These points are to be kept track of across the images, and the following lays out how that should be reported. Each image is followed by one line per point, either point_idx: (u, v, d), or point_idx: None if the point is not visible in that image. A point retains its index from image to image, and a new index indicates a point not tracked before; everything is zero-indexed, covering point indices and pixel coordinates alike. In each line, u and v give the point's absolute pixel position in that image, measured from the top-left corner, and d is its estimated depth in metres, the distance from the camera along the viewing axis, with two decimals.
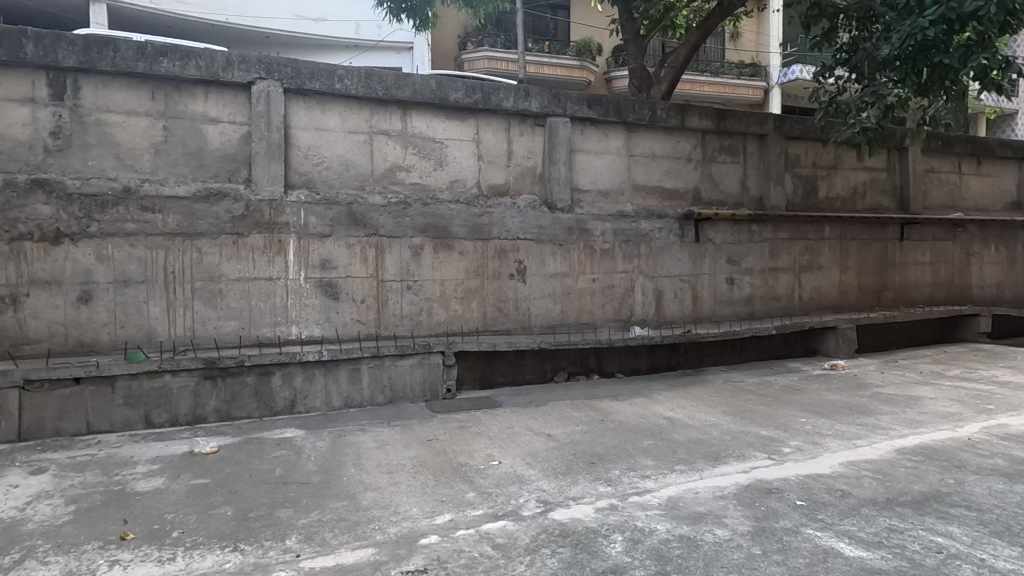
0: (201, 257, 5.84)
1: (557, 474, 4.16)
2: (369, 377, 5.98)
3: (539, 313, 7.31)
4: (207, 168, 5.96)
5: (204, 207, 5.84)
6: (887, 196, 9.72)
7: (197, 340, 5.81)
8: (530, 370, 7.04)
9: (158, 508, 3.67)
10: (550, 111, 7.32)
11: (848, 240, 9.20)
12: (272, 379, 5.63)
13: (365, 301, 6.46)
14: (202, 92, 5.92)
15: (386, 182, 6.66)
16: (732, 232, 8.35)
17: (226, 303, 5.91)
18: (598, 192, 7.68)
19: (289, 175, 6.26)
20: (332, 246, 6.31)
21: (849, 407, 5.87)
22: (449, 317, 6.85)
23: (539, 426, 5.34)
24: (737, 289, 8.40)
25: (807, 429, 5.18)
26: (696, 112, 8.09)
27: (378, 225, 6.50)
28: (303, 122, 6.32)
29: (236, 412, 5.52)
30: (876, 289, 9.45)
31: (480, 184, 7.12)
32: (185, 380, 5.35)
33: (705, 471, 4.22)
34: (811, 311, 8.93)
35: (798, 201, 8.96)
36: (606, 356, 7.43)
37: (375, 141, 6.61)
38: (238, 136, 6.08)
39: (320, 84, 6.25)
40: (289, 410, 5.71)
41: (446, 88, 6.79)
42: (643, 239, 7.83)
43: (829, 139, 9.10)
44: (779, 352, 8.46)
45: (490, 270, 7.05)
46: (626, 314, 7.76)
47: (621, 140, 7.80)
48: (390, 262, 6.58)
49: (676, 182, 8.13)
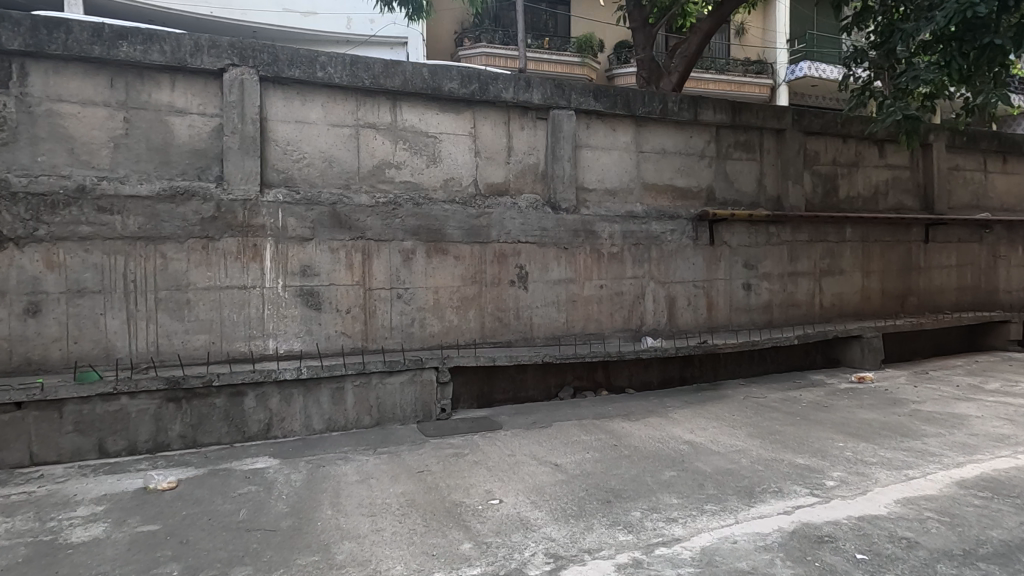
0: (166, 264, 5.23)
1: (567, 517, 3.55)
2: (355, 397, 5.37)
3: (542, 323, 6.70)
4: (174, 165, 5.38)
5: (169, 208, 5.24)
6: (910, 195, 9.13)
7: (162, 357, 5.20)
8: (532, 386, 6.43)
9: (89, 566, 3.05)
10: (553, 103, 6.73)
11: (871, 242, 8.63)
12: (245, 401, 5.03)
13: (351, 311, 5.85)
14: (167, 80, 5.34)
15: (374, 181, 6.08)
16: (749, 234, 7.76)
17: (194, 315, 5.30)
18: (605, 191, 7.10)
19: (265, 173, 5.67)
20: (313, 250, 5.71)
21: (888, 428, 5.26)
22: (444, 329, 6.25)
23: (544, 452, 4.73)
24: (755, 295, 7.81)
25: (847, 456, 4.58)
26: (710, 104, 7.50)
27: (364, 227, 5.90)
28: (282, 115, 5.73)
29: (203, 439, 4.91)
30: (901, 295, 8.86)
31: (478, 182, 6.53)
32: (145, 402, 4.74)
33: (740, 513, 3.60)
34: (832, 318, 8.34)
35: (818, 201, 8.38)
36: (615, 369, 6.82)
37: (362, 135, 6.03)
38: (209, 129, 5.50)
39: (300, 72, 5.67)
40: (265, 435, 5.11)
41: (439, 77, 6.20)
42: (655, 241, 7.23)
43: (850, 135, 8.53)
44: (799, 362, 7.87)
45: (489, 276, 6.44)
46: (636, 324, 7.16)
47: (629, 135, 7.22)
48: (378, 268, 5.97)
49: (688, 180, 7.55)
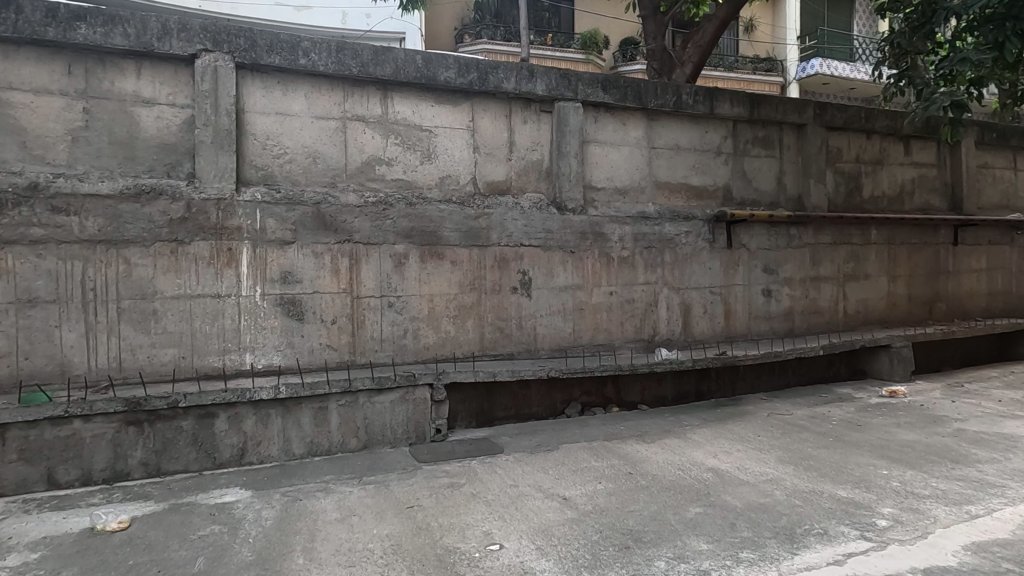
0: (129, 270, 4.70)
1: (579, 570, 3.01)
2: (339, 418, 4.84)
3: (547, 333, 6.16)
4: (140, 160, 4.87)
5: (133, 209, 4.73)
6: (938, 194, 8.57)
7: (125, 374, 4.68)
8: (536, 403, 5.89)
9: None
10: (558, 95, 6.20)
11: (897, 245, 8.09)
12: (216, 423, 4.50)
13: (337, 322, 5.32)
14: (132, 67, 4.82)
15: (363, 179, 5.55)
16: (770, 236, 7.23)
17: (161, 327, 4.78)
18: (615, 190, 6.57)
19: (242, 170, 5.16)
20: (295, 255, 5.19)
21: (935, 452, 4.70)
22: (440, 340, 5.72)
23: (551, 483, 4.20)
24: (775, 302, 7.27)
25: (894, 487, 4.03)
26: (727, 97, 6.97)
27: (352, 229, 5.37)
28: (260, 105, 5.21)
29: (168, 466, 4.38)
30: (929, 301, 8.30)
31: (476, 180, 6.01)
32: (102, 427, 4.21)
33: (782, 564, 3.05)
34: (857, 326, 7.80)
35: (841, 201, 7.84)
36: (625, 383, 6.28)
37: (349, 128, 5.51)
38: (180, 121, 4.98)
39: (280, 59, 5.16)
40: (238, 461, 4.58)
41: (434, 65, 5.68)
42: (668, 245, 6.70)
43: (874, 131, 8.00)
44: (823, 374, 7.33)
45: (489, 282, 5.91)
46: (649, 334, 6.62)
47: (640, 130, 6.69)
48: (367, 274, 5.44)
49: (704, 179, 7.02)
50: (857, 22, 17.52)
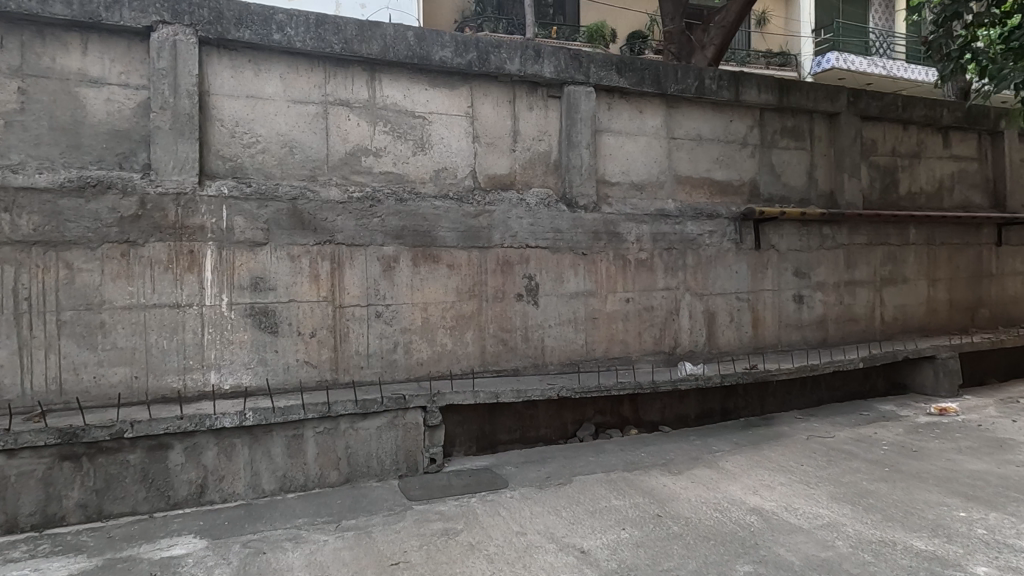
0: (70, 276, 4.04)
1: None
2: (317, 448, 4.16)
3: (556, 346, 5.48)
4: (87, 149, 4.21)
5: (77, 205, 4.07)
6: (979, 190, 7.87)
7: (66, 398, 4.01)
8: (544, 425, 5.22)
9: None
10: (568, 78, 5.52)
11: (937, 246, 7.39)
12: (170, 457, 3.82)
13: (316, 335, 4.65)
14: (77, 42, 4.17)
15: (347, 172, 4.89)
16: (801, 237, 6.55)
17: (109, 342, 4.11)
18: (631, 185, 5.90)
19: (206, 161, 4.50)
20: (268, 258, 4.52)
21: (1016, 488, 3.99)
22: (436, 355, 5.04)
23: (565, 530, 3.51)
24: (807, 309, 6.59)
25: (983, 536, 3.32)
26: (754, 82, 6.29)
27: (333, 228, 4.70)
28: (228, 88, 4.55)
29: (112, 508, 3.71)
30: (971, 307, 7.60)
31: (476, 174, 5.33)
32: (30, 463, 3.54)
33: None
34: (894, 335, 7.11)
35: (876, 198, 7.16)
36: (644, 401, 5.59)
37: (332, 115, 4.84)
38: (134, 105, 4.32)
39: (250, 34, 4.49)
40: (197, 500, 3.90)
41: (428, 43, 5.02)
42: (690, 246, 6.02)
43: (911, 121, 7.31)
44: (859, 389, 6.64)
45: (492, 289, 5.24)
46: (669, 346, 5.93)
47: (659, 119, 6.02)
48: (352, 280, 4.77)
49: (729, 173, 6.35)
50: (872, 17, 16.86)
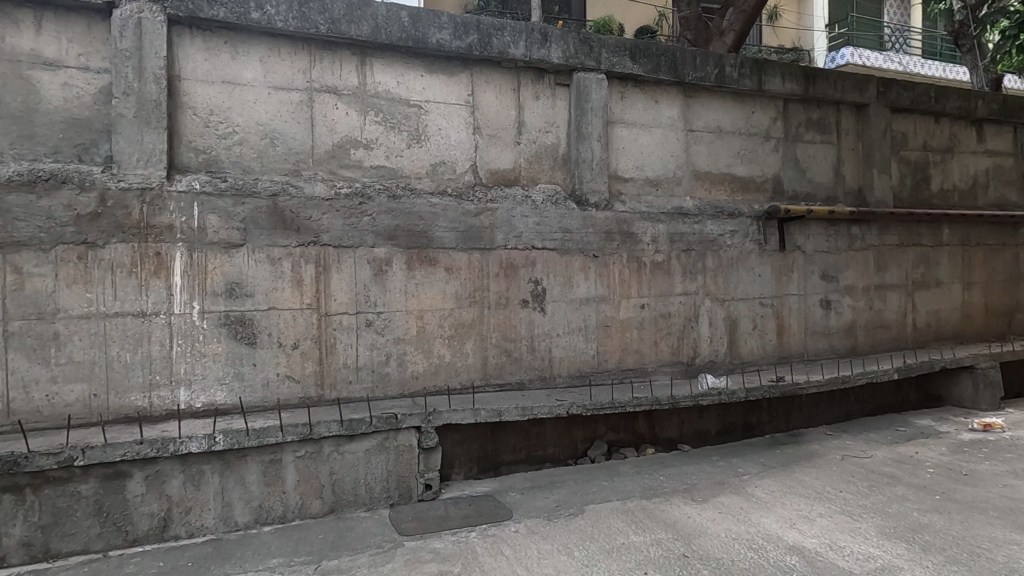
0: (19, 281, 3.59)
1: None
2: (297, 474, 3.70)
3: (565, 357, 5.01)
4: (41, 139, 3.76)
5: (28, 202, 3.62)
6: (1014, 188, 7.38)
7: (13, 420, 3.56)
8: (552, 444, 4.75)
9: None
10: (578, 63, 5.06)
11: (972, 247, 6.89)
12: (128, 486, 3.37)
13: (300, 347, 4.20)
14: (29, 19, 3.72)
15: (335, 166, 4.44)
16: (828, 237, 6.07)
17: (64, 356, 3.66)
18: (645, 181, 5.43)
19: (176, 154, 4.05)
20: (244, 261, 4.06)
21: None
22: (432, 368, 4.58)
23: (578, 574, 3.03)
24: (835, 315, 6.10)
25: None
26: (778, 69, 5.81)
27: (319, 227, 4.24)
28: (201, 72, 4.10)
29: (61, 546, 3.25)
30: (1007, 311, 7.11)
31: (477, 168, 4.87)
32: None
33: None
34: (927, 342, 6.61)
35: (907, 195, 6.67)
36: (660, 416, 5.12)
37: (318, 103, 4.39)
38: (95, 90, 3.87)
39: (226, 12, 4.03)
40: (159, 536, 3.44)
41: (423, 24, 4.56)
42: (710, 247, 5.54)
43: (945, 113, 6.81)
44: (891, 401, 6.15)
45: (495, 295, 4.77)
46: (688, 356, 5.46)
47: (675, 110, 5.55)
48: (339, 285, 4.31)
49: (750, 168, 5.87)
50: (887, 11, 16.35)
